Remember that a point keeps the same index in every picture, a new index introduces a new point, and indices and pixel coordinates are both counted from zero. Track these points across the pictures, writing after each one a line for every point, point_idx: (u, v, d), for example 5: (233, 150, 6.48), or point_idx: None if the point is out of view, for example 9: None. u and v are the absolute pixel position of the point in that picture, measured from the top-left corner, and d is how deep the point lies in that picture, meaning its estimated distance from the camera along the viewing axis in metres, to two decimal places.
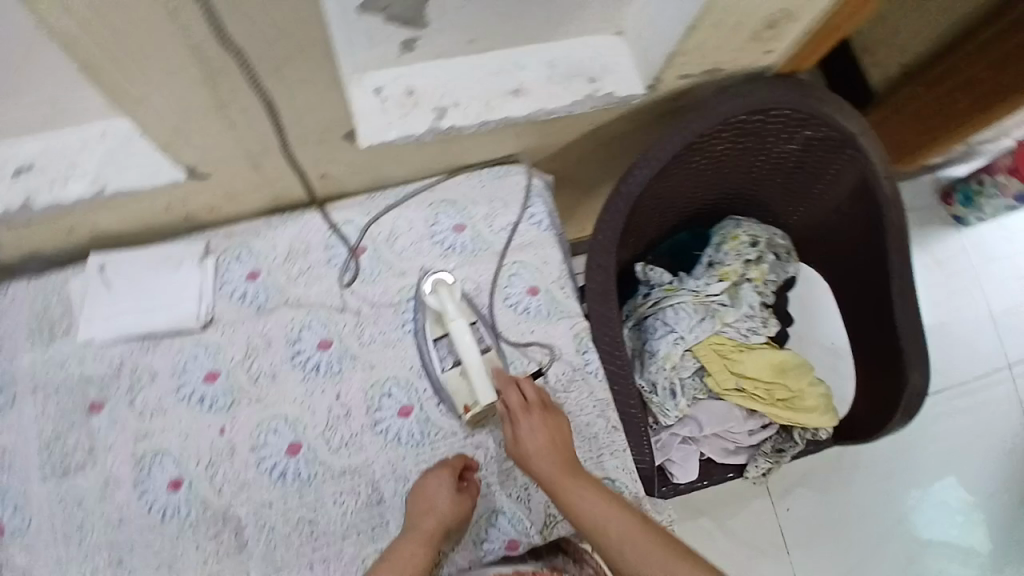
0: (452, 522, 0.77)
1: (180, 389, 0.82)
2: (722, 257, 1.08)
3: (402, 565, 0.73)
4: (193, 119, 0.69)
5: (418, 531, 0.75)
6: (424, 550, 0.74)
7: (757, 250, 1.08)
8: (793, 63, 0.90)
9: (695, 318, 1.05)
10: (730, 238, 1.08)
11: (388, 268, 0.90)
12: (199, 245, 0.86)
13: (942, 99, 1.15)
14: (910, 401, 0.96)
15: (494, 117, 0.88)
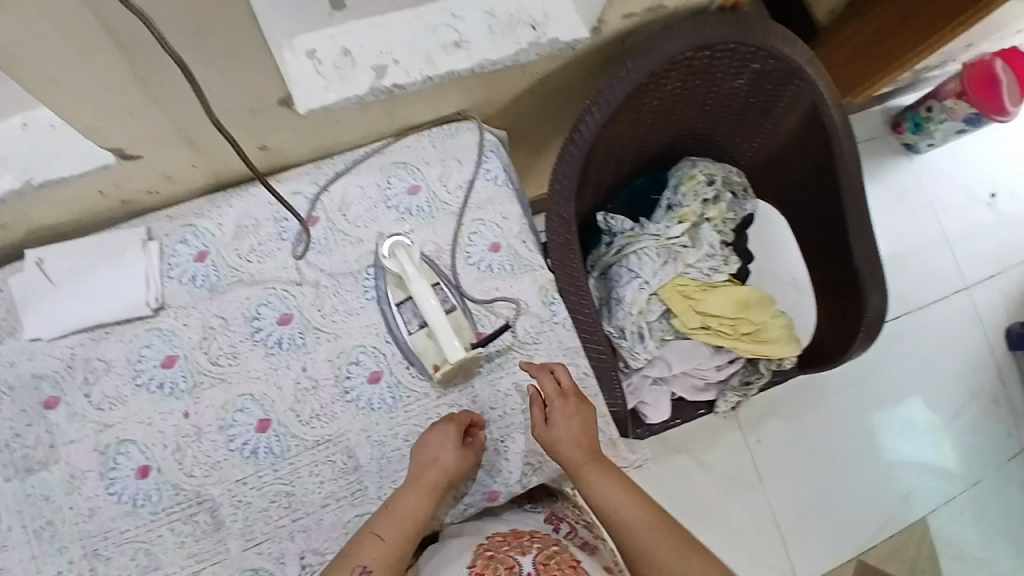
0: (454, 473, 0.80)
1: (137, 377, 0.84)
2: (682, 197, 1.09)
3: (404, 517, 0.77)
4: (116, 102, 0.67)
5: (421, 482, 0.79)
6: (424, 499, 0.78)
7: (716, 189, 1.09)
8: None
9: (658, 261, 1.06)
10: (687, 178, 1.08)
11: (343, 237, 0.89)
12: (141, 229, 0.86)
13: (922, 23, 1.29)
14: (872, 323, 1.06)
15: (436, 72, 0.84)
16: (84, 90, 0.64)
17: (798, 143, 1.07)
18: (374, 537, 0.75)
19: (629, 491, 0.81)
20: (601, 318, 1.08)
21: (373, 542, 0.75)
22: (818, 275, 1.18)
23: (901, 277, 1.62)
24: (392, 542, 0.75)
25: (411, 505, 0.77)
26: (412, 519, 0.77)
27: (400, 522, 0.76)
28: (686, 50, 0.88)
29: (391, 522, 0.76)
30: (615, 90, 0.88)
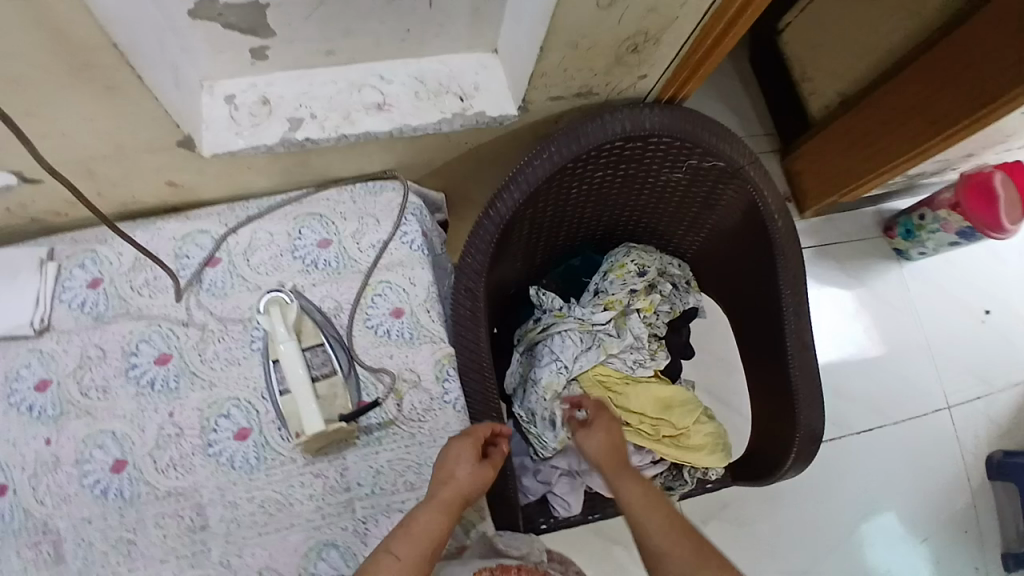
0: (474, 491, 0.76)
1: (11, 396, 0.81)
2: (609, 285, 1.04)
3: (421, 534, 0.71)
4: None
5: (438, 499, 0.74)
6: (446, 518, 0.73)
7: (648, 278, 1.04)
8: (690, 63, 0.86)
9: (582, 348, 1.01)
10: (615, 265, 1.04)
11: (240, 282, 0.87)
12: (41, 249, 0.84)
13: (924, 118, 1.23)
14: (805, 443, 1.00)
15: (352, 131, 0.82)
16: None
17: (743, 242, 1.03)
18: (390, 557, 0.68)
19: (659, 509, 0.77)
20: (514, 398, 1.03)
21: (389, 561, 0.68)
22: (761, 382, 1.10)
23: (875, 387, 1.53)
24: (409, 564, 0.68)
25: (433, 523, 0.72)
26: (433, 539, 0.71)
27: (421, 541, 0.70)
28: (615, 137, 0.87)
29: (408, 541, 0.70)
30: (534, 170, 0.87)
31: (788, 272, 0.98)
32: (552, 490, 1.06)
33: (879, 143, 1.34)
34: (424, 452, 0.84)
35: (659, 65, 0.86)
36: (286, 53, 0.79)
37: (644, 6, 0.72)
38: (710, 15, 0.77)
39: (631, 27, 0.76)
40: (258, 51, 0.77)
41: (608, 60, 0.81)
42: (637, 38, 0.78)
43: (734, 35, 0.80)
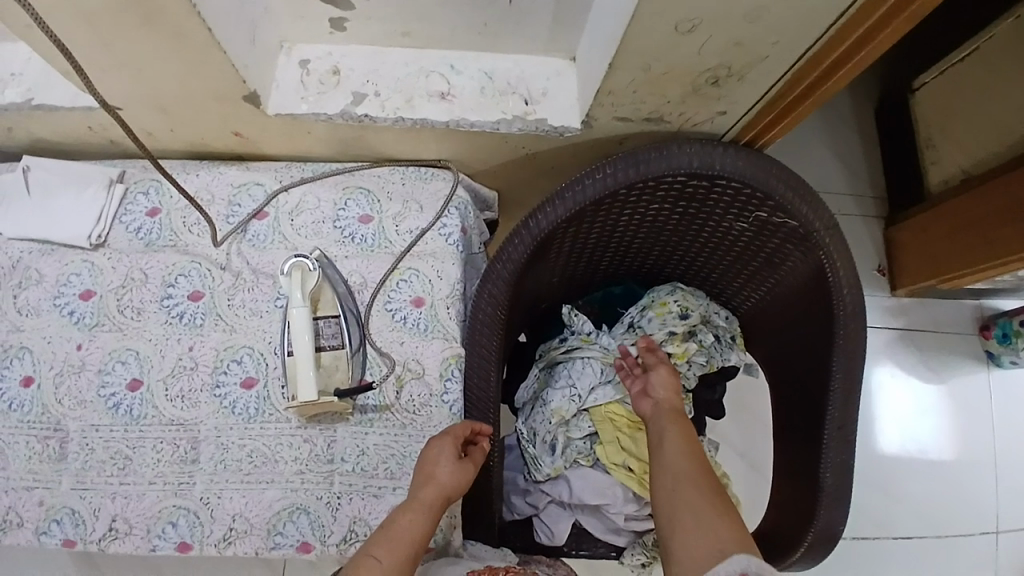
0: (455, 492, 0.74)
1: (58, 297, 0.87)
2: (646, 321, 0.99)
3: (403, 534, 0.68)
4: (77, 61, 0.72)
5: (419, 501, 0.72)
6: (425, 520, 0.70)
7: (689, 324, 0.99)
8: (774, 108, 0.79)
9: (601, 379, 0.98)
10: (657, 303, 1.00)
11: (280, 240, 0.90)
12: (114, 171, 0.90)
13: None
14: (820, 537, 0.91)
15: (410, 114, 0.83)
16: (49, 42, 0.69)
17: (801, 311, 0.94)
18: (371, 559, 0.65)
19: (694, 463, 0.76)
20: (519, 412, 1.01)
21: (370, 564, 0.64)
22: (788, 462, 1.01)
23: (923, 493, 1.39)
24: (392, 565, 0.65)
25: (420, 522, 0.70)
26: (417, 539, 0.69)
27: (403, 541, 0.67)
28: (676, 172, 0.81)
29: (390, 544, 0.67)
30: (584, 189, 0.83)
31: (844, 358, 0.88)
32: (539, 516, 1.02)
33: (992, 232, 1.20)
34: (411, 446, 0.83)
35: (742, 103, 0.79)
36: (364, 28, 0.81)
37: (730, 39, 0.67)
38: (805, 60, 0.71)
39: (711, 60, 0.71)
40: (337, 22, 0.80)
41: (683, 89, 0.76)
42: (719, 71, 0.73)
43: (829, 84, 0.74)
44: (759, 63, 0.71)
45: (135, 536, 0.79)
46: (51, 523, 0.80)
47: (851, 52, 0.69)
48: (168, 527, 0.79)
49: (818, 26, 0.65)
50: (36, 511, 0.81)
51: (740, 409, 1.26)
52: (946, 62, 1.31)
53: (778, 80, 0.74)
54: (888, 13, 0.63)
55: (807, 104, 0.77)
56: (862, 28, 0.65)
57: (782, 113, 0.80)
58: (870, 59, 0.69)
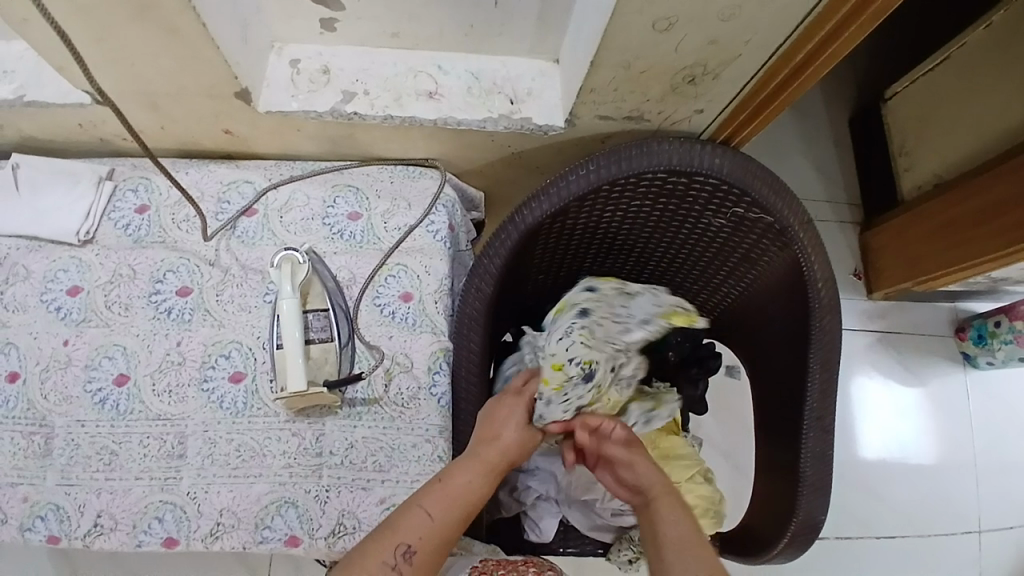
0: (517, 455, 0.77)
1: (45, 293, 0.87)
2: (546, 407, 0.81)
3: (460, 490, 0.71)
4: (66, 53, 0.74)
5: (482, 457, 0.75)
6: (483, 480, 0.73)
7: (591, 386, 0.82)
8: (753, 104, 0.82)
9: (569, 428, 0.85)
10: (546, 379, 0.82)
11: (269, 236, 0.91)
12: (103, 168, 0.91)
13: (1013, 215, 1.14)
14: (801, 529, 0.93)
15: (399, 112, 0.86)
16: (41, 37, 0.71)
17: (779, 306, 0.97)
18: (424, 514, 0.68)
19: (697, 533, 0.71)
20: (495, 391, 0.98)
21: (422, 517, 0.68)
22: (771, 457, 1.03)
23: (903, 491, 1.41)
24: (442, 524, 0.69)
25: (478, 486, 0.72)
26: (474, 501, 0.71)
27: (458, 501, 0.70)
28: (659, 167, 0.84)
29: (444, 503, 0.70)
30: (569, 184, 0.85)
31: (820, 351, 0.91)
32: (527, 513, 1.02)
33: (963, 235, 1.25)
34: (399, 439, 0.83)
35: (718, 102, 0.83)
36: (354, 29, 0.84)
37: (706, 37, 0.70)
38: (776, 58, 0.75)
39: (689, 58, 0.74)
40: (328, 22, 0.83)
41: (663, 87, 0.79)
42: (695, 69, 0.76)
43: (803, 81, 0.77)
44: (736, 62, 0.75)
45: (118, 532, 0.78)
46: (35, 519, 0.80)
47: (820, 50, 0.72)
48: (154, 522, 0.78)
49: (788, 25, 0.69)
50: (20, 508, 0.80)
51: (723, 408, 1.29)
52: (917, 70, 1.37)
53: (754, 75, 0.77)
54: (852, 12, 0.67)
55: (783, 101, 0.80)
56: (827, 27, 0.69)
57: (760, 109, 0.82)
58: (837, 57, 0.73)
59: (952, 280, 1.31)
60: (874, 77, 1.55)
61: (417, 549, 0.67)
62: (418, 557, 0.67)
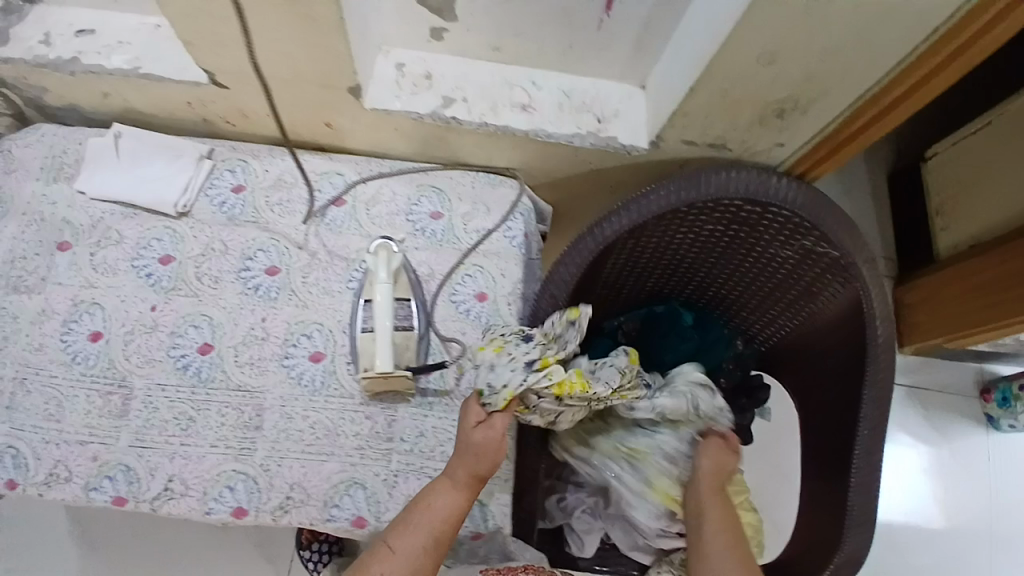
0: (484, 469, 0.75)
1: (136, 259, 0.90)
2: (495, 375, 0.76)
3: (425, 519, 0.72)
4: (196, 33, 0.78)
5: (450, 480, 0.75)
6: (449, 503, 0.73)
7: (533, 346, 0.78)
8: (835, 140, 0.86)
9: (539, 396, 0.78)
10: (484, 350, 0.79)
11: (356, 227, 0.95)
12: (204, 147, 0.95)
13: None
14: (843, 562, 0.94)
15: (494, 121, 0.90)
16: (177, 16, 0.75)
17: (836, 340, 1.00)
18: (386, 550, 0.71)
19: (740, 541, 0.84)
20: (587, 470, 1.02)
21: (386, 553, 0.70)
22: (815, 489, 1.05)
23: (916, 544, 1.43)
24: (404, 558, 0.70)
25: (441, 511, 0.73)
26: (438, 530, 0.72)
27: (422, 530, 0.71)
28: (738, 194, 0.88)
29: (406, 532, 0.71)
30: (651, 201, 0.88)
31: (875, 386, 0.94)
32: (569, 524, 1.04)
33: (995, 294, 1.28)
34: None
35: (800, 136, 0.88)
36: (460, 38, 0.89)
37: (802, 73, 0.76)
38: (864, 99, 0.80)
39: (783, 92, 0.79)
40: (437, 31, 0.88)
41: (752, 118, 0.84)
42: (787, 103, 0.81)
43: (885, 122, 0.81)
44: (827, 99, 0.80)
45: (190, 497, 0.80)
46: (102, 479, 0.81)
47: (906, 97, 0.78)
48: (225, 491, 0.80)
49: (883, 67, 0.75)
50: (89, 467, 0.82)
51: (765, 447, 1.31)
52: (960, 133, 1.43)
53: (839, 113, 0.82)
54: (945, 60, 0.73)
55: (864, 139, 0.84)
56: (918, 75, 0.74)
57: (838, 147, 0.87)
58: (923, 103, 0.78)
59: (984, 338, 1.34)
60: (918, 139, 1.60)
61: None
62: None
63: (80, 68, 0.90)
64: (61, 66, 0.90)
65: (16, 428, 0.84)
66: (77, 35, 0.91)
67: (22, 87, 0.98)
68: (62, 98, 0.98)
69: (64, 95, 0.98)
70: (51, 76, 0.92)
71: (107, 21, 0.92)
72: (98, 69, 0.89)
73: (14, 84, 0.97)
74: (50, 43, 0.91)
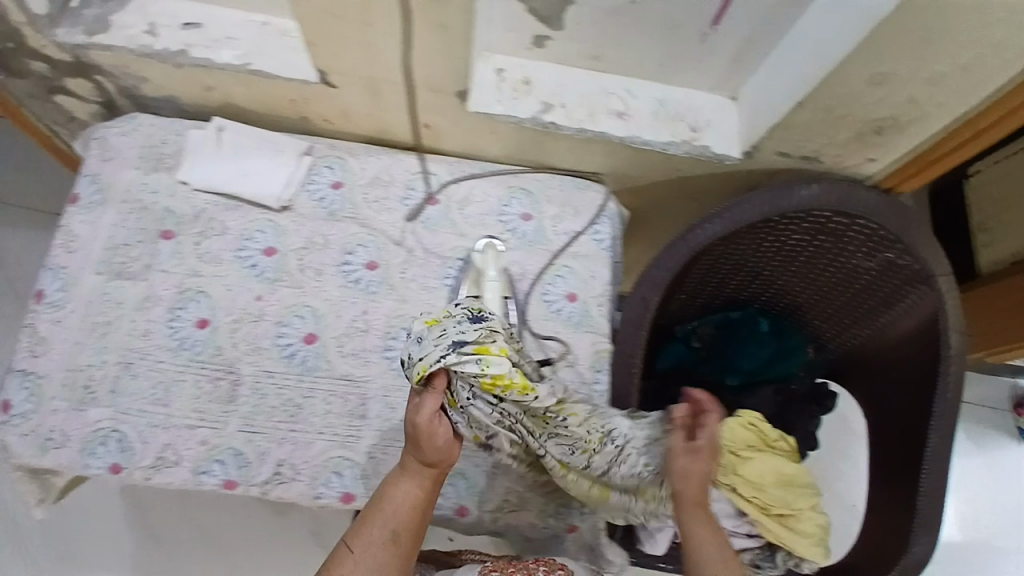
0: (433, 457, 0.71)
1: (241, 250, 0.93)
2: (422, 345, 0.69)
3: (384, 511, 0.71)
4: (318, 34, 0.79)
5: (407, 470, 0.73)
6: (405, 493, 0.72)
7: (474, 328, 0.69)
8: (929, 158, 0.89)
9: (470, 391, 0.69)
10: (425, 321, 0.72)
11: (450, 226, 0.98)
12: (304, 143, 0.98)
13: None
14: (910, 566, 0.97)
15: (592, 127, 0.92)
16: (305, 16, 0.76)
17: (910, 351, 1.03)
18: (346, 551, 0.70)
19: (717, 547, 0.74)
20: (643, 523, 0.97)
21: (346, 553, 0.69)
22: (877, 494, 1.09)
23: (952, 552, 1.47)
24: (363, 556, 0.69)
25: (399, 507, 0.72)
26: (396, 525, 0.71)
27: (379, 525, 0.71)
28: (826, 206, 0.91)
29: (364, 530, 0.70)
30: (744, 211, 0.91)
31: (948, 396, 0.96)
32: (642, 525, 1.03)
33: None
34: None
35: (892, 152, 0.91)
36: (561, 46, 0.90)
37: (906, 95, 0.80)
38: (962, 120, 0.83)
39: (886, 111, 0.83)
40: (540, 39, 0.88)
41: (851, 133, 0.87)
42: (886, 121, 0.85)
43: (983, 142, 0.84)
44: (927, 119, 0.83)
45: (301, 481, 0.85)
46: (212, 462, 0.85)
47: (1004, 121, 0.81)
48: (333, 476, 0.86)
49: (986, 90, 0.77)
50: (198, 450, 0.86)
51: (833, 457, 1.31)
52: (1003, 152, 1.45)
53: (936, 134, 0.85)
54: None
55: (957, 158, 0.87)
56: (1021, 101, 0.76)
57: (929, 165, 0.90)
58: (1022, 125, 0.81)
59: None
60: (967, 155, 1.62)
61: None
62: None
63: (186, 60, 0.90)
64: (167, 58, 0.90)
65: (123, 412, 0.87)
66: (183, 26, 0.91)
67: (119, 75, 0.98)
68: (161, 90, 1.00)
69: (163, 86, 0.99)
70: (153, 65, 0.92)
71: (210, 14, 0.92)
72: (206, 62, 0.90)
73: (111, 72, 0.97)
74: (155, 33, 0.91)
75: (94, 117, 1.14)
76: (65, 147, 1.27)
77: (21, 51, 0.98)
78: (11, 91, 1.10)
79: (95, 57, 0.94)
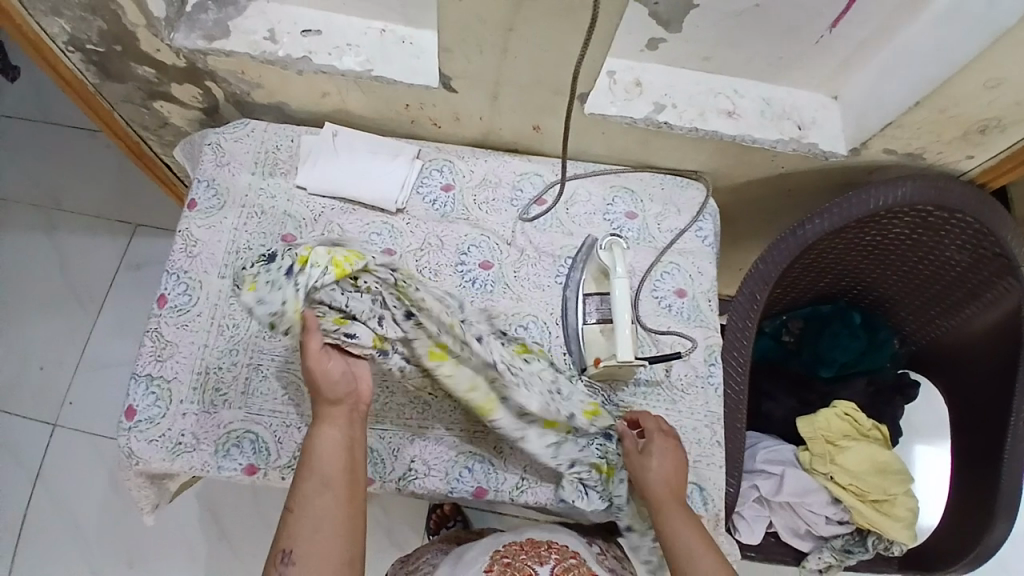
0: (335, 389, 0.78)
1: (360, 252, 0.95)
2: (273, 300, 0.77)
3: (315, 462, 0.75)
4: (456, 37, 0.82)
5: (324, 416, 0.78)
6: (335, 437, 0.76)
7: (285, 257, 0.78)
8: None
9: (340, 292, 0.76)
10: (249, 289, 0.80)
11: (558, 225, 1.00)
12: (415, 147, 1.01)
13: None
14: (988, 545, 1.02)
15: (704, 127, 0.95)
16: (450, 19, 0.79)
17: (993, 342, 1.06)
18: (290, 511, 0.72)
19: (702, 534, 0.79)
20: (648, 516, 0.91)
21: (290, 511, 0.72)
22: (960, 478, 1.12)
23: None
24: (308, 504, 0.72)
25: (327, 453, 0.75)
26: (329, 468, 0.74)
27: (313, 476, 0.74)
28: (925, 203, 0.95)
29: (303, 486, 0.74)
30: (849, 207, 0.95)
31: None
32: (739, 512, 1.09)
33: None
34: (681, 418, 0.92)
35: (991, 151, 0.95)
36: (673, 49, 0.92)
37: (1016, 97, 0.84)
38: None
39: (993, 111, 0.87)
40: (655, 42, 0.91)
41: (956, 133, 0.92)
42: (990, 122, 0.89)
43: None
44: None
45: (434, 477, 0.88)
46: None
47: None
48: (464, 472, 0.88)
49: None
50: None
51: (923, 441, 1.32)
52: None
53: None
54: None
55: None
56: None
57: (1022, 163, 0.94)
58: None
59: None
60: None
61: (292, 547, 0.70)
62: (296, 552, 0.70)
63: (309, 66, 0.92)
64: (290, 65, 0.92)
65: (256, 413, 0.88)
66: (303, 32, 0.93)
67: (232, 81, 1.00)
68: (272, 95, 1.01)
69: (275, 92, 1.00)
70: (275, 70, 0.94)
71: (330, 20, 0.94)
72: (330, 68, 0.92)
73: (225, 77, 0.99)
74: (277, 39, 0.92)
75: (188, 124, 1.15)
76: (154, 159, 1.29)
77: (128, 55, 0.98)
78: (107, 96, 1.10)
79: (212, 63, 0.95)
